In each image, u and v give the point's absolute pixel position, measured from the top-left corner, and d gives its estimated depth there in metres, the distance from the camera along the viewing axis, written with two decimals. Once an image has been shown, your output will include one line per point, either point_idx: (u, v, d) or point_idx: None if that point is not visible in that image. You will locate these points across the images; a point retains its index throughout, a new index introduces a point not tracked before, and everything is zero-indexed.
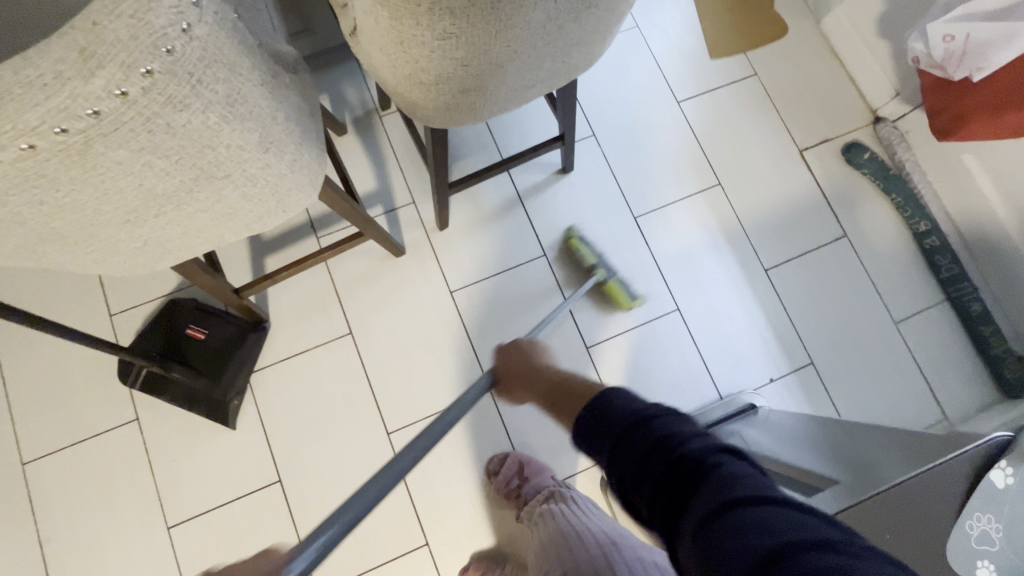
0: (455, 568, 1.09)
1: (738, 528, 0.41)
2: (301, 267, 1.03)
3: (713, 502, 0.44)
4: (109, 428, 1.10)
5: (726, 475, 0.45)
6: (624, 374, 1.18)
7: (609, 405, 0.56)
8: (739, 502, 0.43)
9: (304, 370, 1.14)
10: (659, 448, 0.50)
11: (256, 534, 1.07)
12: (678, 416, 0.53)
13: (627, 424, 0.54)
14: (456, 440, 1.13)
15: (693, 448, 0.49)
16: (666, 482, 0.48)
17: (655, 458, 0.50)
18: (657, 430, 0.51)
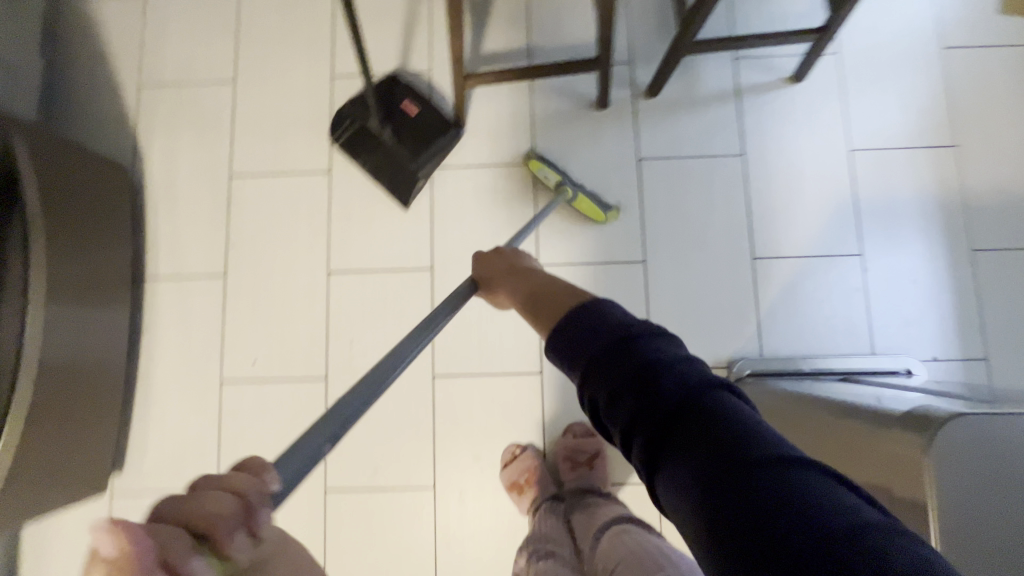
0: (558, 405, 1.13)
1: (770, 487, 0.36)
2: (528, 73, 1.08)
3: (735, 452, 0.38)
4: (304, 170, 1.21)
5: (738, 415, 0.41)
6: (781, 294, 1.13)
7: (593, 320, 0.50)
8: (770, 460, 0.37)
9: (482, 181, 1.19)
10: (655, 372, 0.44)
11: (398, 304, 1.16)
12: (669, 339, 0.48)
13: (618, 338, 0.48)
14: (597, 294, 1.15)
15: (693, 380, 0.44)
16: (660, 412, 0.43)
17: (652, 386, 0.44)
18: (648, 355, 0.46)
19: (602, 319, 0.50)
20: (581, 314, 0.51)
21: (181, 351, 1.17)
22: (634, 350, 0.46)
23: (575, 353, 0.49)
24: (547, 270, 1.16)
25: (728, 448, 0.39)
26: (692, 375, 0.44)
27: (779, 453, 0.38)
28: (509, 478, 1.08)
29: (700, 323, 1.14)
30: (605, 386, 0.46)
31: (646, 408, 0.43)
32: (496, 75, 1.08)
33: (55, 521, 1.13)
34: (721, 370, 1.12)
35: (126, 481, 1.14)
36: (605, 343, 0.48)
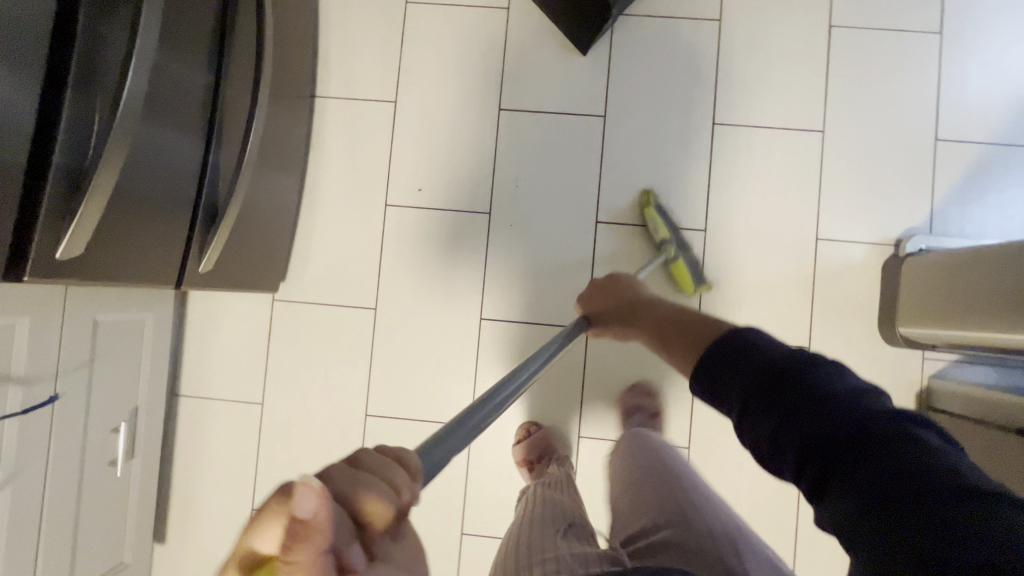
0: (718, 265, 1.14)
1: (953, 514, 0.36)
2: None
3: (916, 476, 0.39)
4: (481, 5, 1.19)
5: (923, 449, 0.40)
6: (959, 179, 1.12)
7: (747, 345, 0.54)
8: (955, 489, 0.37)
9: (664, 33, 1.16)
10: (829, 403, 0.46)
11: (569, 150, 1.16)
12: (835, 368, 0.49)
13: (777, 369, 0.50)
14: (773, 159, 1.14)
15: (858, 402, 0.45)
16: (818, 431, 0.45)
17: (823, 409, 0.46)
18: (817, 384, 0.47)
19: (760, 351, 0.53)
20: (729, 343, 0.55)
21: (349, 174, 1.18)
22: (798, 377, 0.48)
23: (727, 377, 0.53)
24: (722, 131, 1.15)
25: (882, 451, 0.41)
26: (860, 399, 0.46)
27: (972, 484, 0.38)
28: (521, 454, 1.12)
29: (874, 199, 1.13)
30: (770, 418, 0.48)
31: (811, 433, 0.45)
32: None
33: (219, 321, 1.18)
34: (887, 249, 1.12)
35: (288, 291, 1.18)
36: (765, 364, 0.51)
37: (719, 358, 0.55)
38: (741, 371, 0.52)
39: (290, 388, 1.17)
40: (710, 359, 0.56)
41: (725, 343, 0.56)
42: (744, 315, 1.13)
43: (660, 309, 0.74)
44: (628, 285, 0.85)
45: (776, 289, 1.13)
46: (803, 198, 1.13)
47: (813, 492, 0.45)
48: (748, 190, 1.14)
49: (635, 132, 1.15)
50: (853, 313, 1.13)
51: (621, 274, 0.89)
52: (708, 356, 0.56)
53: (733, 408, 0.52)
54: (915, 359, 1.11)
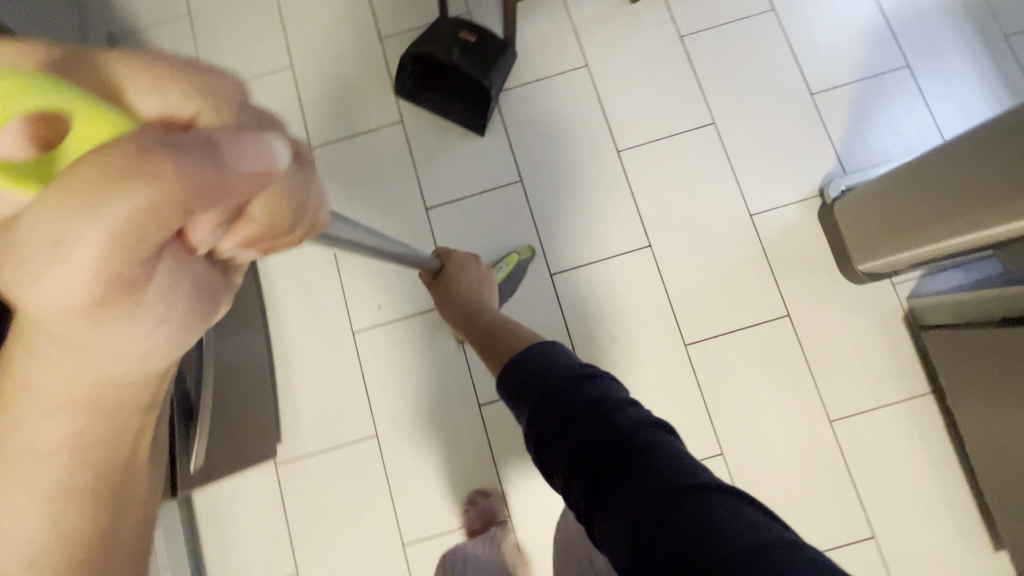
0: (675, 272, 1.18)
1: (683, 508, 0.50)
2: None
3: (661, 483, 0.53)
4: (377, 127, 1.28)
5: (665, 456, 0.55)
6: (848, 119, 1.21)
7: (552, 377, 0.67)
8: (684, 489, 0.52)
9: (544, 94, 1.27)
10: (599, 426, 0.59)
11: (502, 221, 1.22)
12: (596, 381, 0.65)
13: (554, 386, 0.65)
14: (682, 161, 1.22)
15: (606, 410, 0.61)
16: (575, 438, 0.60)
17: (600, 433, 0.59)
18: (593, 412, 0.61)
19: (556, 378, 0.66)
20: (525, 366, 0.71)
21: (308, 318, 1.21)
22: (578, 410, 0.61)
23: (525, 394, 0.68)
24: (627, 154, 1.23)
25: (611, 451, 0.57)
26: (605, 406, 0.61)
27: (695, 484, 0.52)
28: (468, 524, 1.10)
29: (783, 163, 1.20)
30: (564, 447, 0.60)
31: (589, 461, 0.57)
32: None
33: (228, 508, 1.14)
34: (816, 200, 1.19)
35: (287, 452, 1.15)
36: (546, 384, 0.66)
37: (522, 382, 0.69)
38: (533, 390, 0.67)
39: (321, 547, 1.13)
40: (512, 379, 0.71)
41: (519, 364, 0.72)
42: (718, 306, 1.16)
43: (487, 318, 0.94)
44: (473, 279, 1.04)
45: (735, 273, 1.17)
46: (722, 183, 1.20)
47: (592, 509, 0.57)
48: (672, 196, 1.21)
49: (553, 184, 1.23)
50: (813, 267, 1.17)
51: (474, 257, 1.09)
52: (518, 386, 0.69)
53: (536, 437, 0.64)
54: (886, 288, 1.15)
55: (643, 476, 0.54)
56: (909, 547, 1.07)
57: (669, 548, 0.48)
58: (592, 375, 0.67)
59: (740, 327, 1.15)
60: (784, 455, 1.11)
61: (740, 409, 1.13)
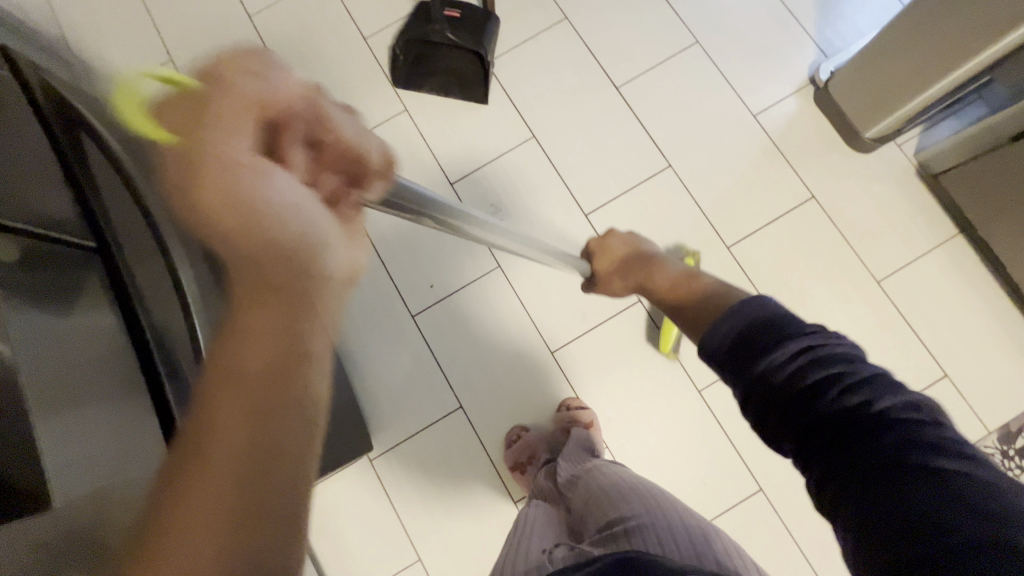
0: (700, 184, 1.25)
1: (964, 516, 0.41)
2: None
3: (925, 491, 0.43)
4: (385, 119, 1.31)
5: (937, 454, 0.44)
6: (815, 9, 1.30)
7: (767, 328, 0.56)
8: (962, 496, 0.42)
9: (533, 52, 1.32)
10: (838, 407, 0.48)
11: (527, 178, 1.27)
12: (830, 348, 0.53)
13: (764, 350, 0.55)
14: (678, 83, 1.29)
15: (846, 393, 0.49)
16: (801, 416, 0.50)
17: (842, 419, 0.48)
18: (832, 394, 0.49)
19: (775, 329, 0.56)
20: (737, 320, 0.58)
21: (365, 313, 1.23)
22: (811, 387, 0.50)
23: (729, 353, 0.57)
24: (626, 88, 1.30)
25: (856, 442, 0.47)
26: (846, 384, 0.50)
27: (978, 486, 0.43)
28: (512, 458, 1.13)
29: (769, 63, 1.29)
30: (791, 429, 0.51)
31: (826, 447, 0.48)
32: None
33: (336, 514, 1.14)
34: (808, 88, 1.27)
35: (380, 443, 1.17)
36: (758, 348, 0.55)
37: (726, 340, 0.58)
38: (747, 352, 0.56)
39: (435, 526, 1.14)
40: (717, 336, 0.59)
41: (729, 320, 0.59)
42: (747, 204, 1.23)
43: (666, 278, 0.90)
44: (631, 245, 1.02)
45: (754, 171, 1.24)
46: (720, 94, 1.28)
47: (827, 501, 0.48)
48: (677, 116, 1.28)
49: (567, 132, 1.28)
50: (822, 148, 1.24)
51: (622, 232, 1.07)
52: (724, 338, 0.58)
53: (749, 412, 0.55)
54: (894, 150, 1.23)
55: (914, 484, 0.43)
56: (979, 377, 1.14)
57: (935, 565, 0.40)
58: (826, 345, 0.53)
59: (773, 219, 1.22)
60: (846, 324, 1.17)
61: (794, 293, 1.19)
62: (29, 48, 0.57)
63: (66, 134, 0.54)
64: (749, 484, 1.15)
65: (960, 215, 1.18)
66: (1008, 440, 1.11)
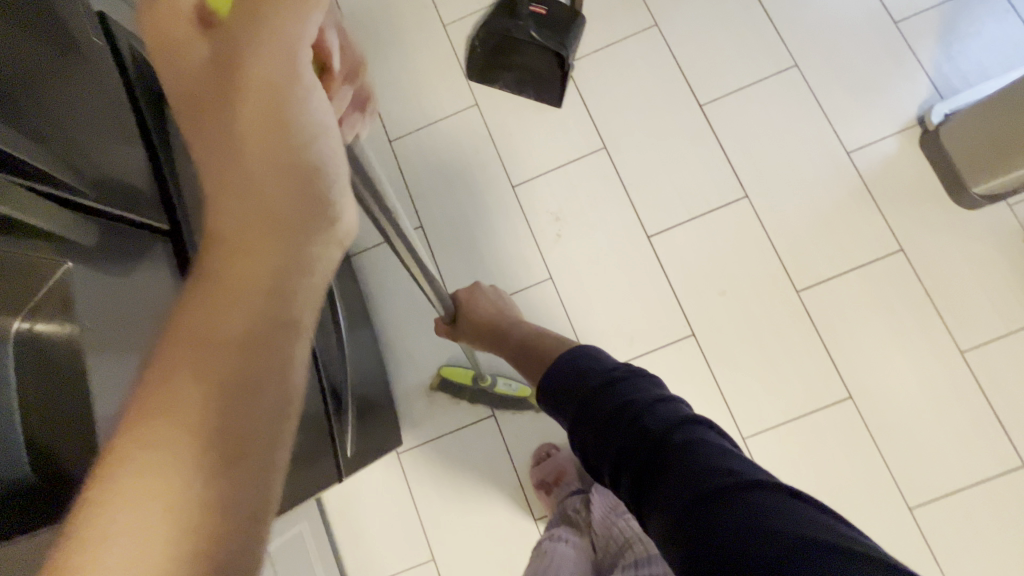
0: (776, 218, 1.16)
1: (736, 514, 0.50)
2: None
3: (702, 485, 0.53)
4: (453, 111, 1.29)
5: (697, 450, 0.57)
6: (936, 41, 1.18)
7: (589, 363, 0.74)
8: (731, 488, 0.52)
9: (616, 57, 1.26)
10: (637, 420, 0.62)
11: (591, 189, 1.22)
12: (629, 386, 0.68)
13: (589, 394, 0.69)
14: (768, 108, 1.20)
15: (638, 409, 0.64)
16: (609, 432, 0.64)
17: (641, 430, 0.61)
18: (639, 411, 0.63)
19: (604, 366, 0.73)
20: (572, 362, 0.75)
21: (411, 306, 1.22)
22: (622, 406, 0.65)
23: (570, 399, 0.72)
24: (710, 107, 1.22)
25: (647, 447, 0.60)
26: (637, 404, 0.64)
27: (739, 482, 0.53)
28: (539, 476, 1.11)
29: (874, 96, 1.18)
30: (610, 449, 0.63)
31: (625, 452, 0.61)
32: None
33: (357, 501, 1.15)
34: (915, 129, 1.16)
35: (409, 438, 1.17)
36: (581, 388, 0.71)
37: (563, 388, 0.73)
38: (580, 392, 0.71)
39: (453, 529, 1.13)
40: (556, 384, 0.74)
41: (569, 374, 0.74)
42: (824, 248, 1.15)
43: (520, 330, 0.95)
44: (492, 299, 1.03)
45: (839, 212, 1.15)
46: (812, 124, 1.19)
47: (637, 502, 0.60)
48: (762, 143, 1.19)
49: (640, 146, 1.22)
50: (921, 197, 1.14)
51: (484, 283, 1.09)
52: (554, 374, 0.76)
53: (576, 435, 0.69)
54: (1002, 208, 1.11)
55: (673, 460, 0.57)
56: None
57: (707, 531, 0.50)
58: (629, 378, 0.69)
59: (851, 267, 1.13)
60: (916, 390, 1.08)
61: (863, 349, 1.10)
62: (147, 62, 0.69)
63: (163, 142, 0.65)
64: None
65: None
66: None
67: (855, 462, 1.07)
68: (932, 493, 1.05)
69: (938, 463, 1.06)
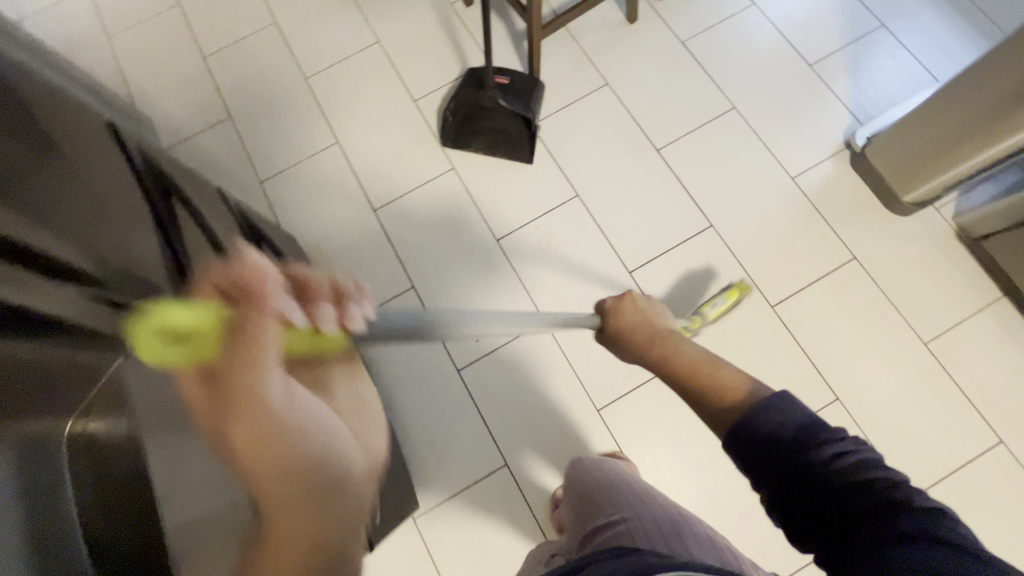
0: (741, 242, 1.27)
1: None
2: (549, 29, 1.30)
3: None
4: (433, 177, 1.37)
5: None
6: (847, 77, 1.36)
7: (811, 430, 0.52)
8: None
9: (576, 115, 1.39)
10: (872, 532, 0.46)
11: (571, 233, 1.30)
12: (859, 452, 0.51)
13: (806, 457, 0.51)
14: (717, 146, 1.34)
15: (883, 488, 0.48)
16: (826, 504, 0.49)
17: (879, 545, 0.45)
18: (881, 522, 0.46)
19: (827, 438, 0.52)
20: (784, 419, 0.53)
21: (411, 365, 1.24)
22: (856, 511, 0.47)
23: (770, 471, 0.52)
24: (666, 150, 1.35)
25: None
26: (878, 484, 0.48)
27: None
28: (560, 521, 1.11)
29: (804, 128, 1.34)
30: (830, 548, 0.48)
31: (848, 553, 0.47)
32: (543, 32, 1.29)
33: None
34: (844, 151, 1.31)
35: (424, 500, 1.15)
36: (796, 460, 0.51)
37: (766, 442, 0.53)
38: (790, 457, 0.52)
39: None
40: (751, 433, 0.54)
41: (773, 428, 0.53)
42: (790, 265, 1.25)
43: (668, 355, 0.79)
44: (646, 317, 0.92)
45: (794, 231, 1.27)
46: (759, 157, 1.33)
47: None
48: (717, 176, 1.32)
49: (610, 190, 1.33)
50: (861, 209, 1.27)
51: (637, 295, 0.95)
52: (748, 427, 0.55)
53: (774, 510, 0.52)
54: (932, 212, 1.25)
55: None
56: None
57: None
58: (870, 475, 0.49)
59: (816, 279, 1.24)
60: (894, 384, 1.17)
61: (840, 355, 1.19)
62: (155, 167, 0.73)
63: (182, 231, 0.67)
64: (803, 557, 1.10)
65: (1006, 279, 1.19)
66: None
67: None
68: (928, 485, 1.11)
69: (928, 450, 1.13)
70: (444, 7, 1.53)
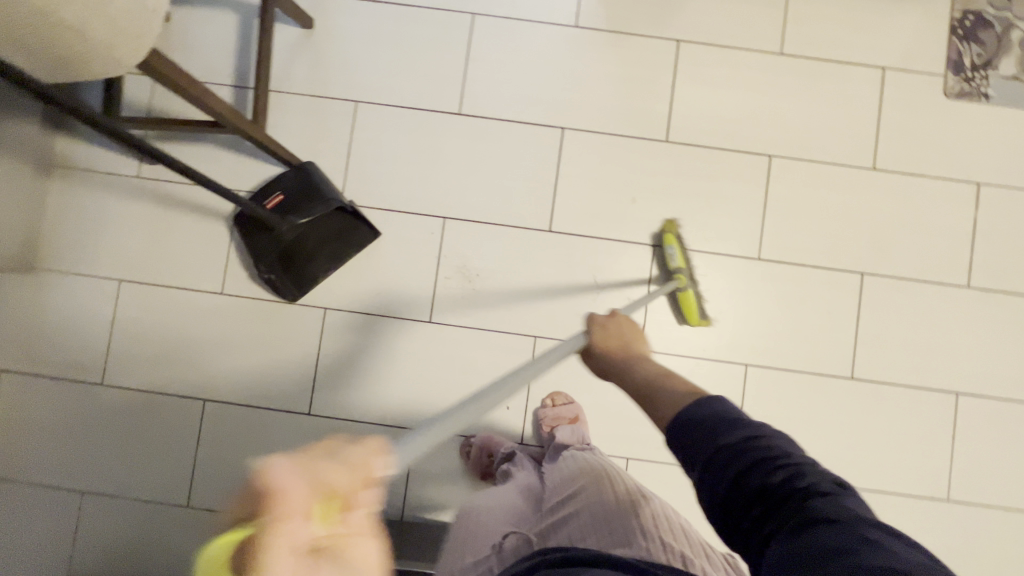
0: (596, 117, 1.19)
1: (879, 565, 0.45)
2: (262, 111, 1.04)
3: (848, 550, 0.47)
4: (320, 333, 1.17)
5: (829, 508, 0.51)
6: None
7: (723, 411, 0.62)
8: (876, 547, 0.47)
9: (365, 155, 1.18)
10: (763, 472, 0.56)
11: (476, 252, 1.17)
12: (780, 442, 0.59)
13: (715, 432, 0.60)
14: (496, 61, 1.19)
15: (792, 469, 0.55)
16: (735, 474, 0.57)
17: (765, 489, 0.55)
18: (768, 464, 0.56)
19: (726, 415, 0.62)
20: (701, 407, 0.63)
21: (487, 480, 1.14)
22: (750, 458, 0.57)
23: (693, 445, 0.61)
24: (464, 106, 1.19)
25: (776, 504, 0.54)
26: (778, 461, 0.56)
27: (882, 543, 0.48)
28: None
29: None
30: (725, 488, 0.57)
31: (742, 493, 0.56)
32: (262, 121, 1.05)
33: None
34: None
35: None
36: (708, 433, 0.60)
37: (695, 422, 0.62)
38: (697, 439, 0.61)
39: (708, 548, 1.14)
40: (684, 422, 0.63)
41: (698, 410, 0.63)
42: (644, 96, 1.19)
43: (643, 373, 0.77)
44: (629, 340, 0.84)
45: (619, 66, 1.20)
46: (535, 34, 1.20)
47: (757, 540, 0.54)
48: (523, 85, 1.19)
49: (462, 185, 1.18)
50: None
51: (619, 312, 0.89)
52: (682, 421, 0.63)
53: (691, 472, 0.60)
54: None
55: (794, 502, 0.53)
56: (909, 44, 1.20)
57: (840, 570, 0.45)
58: (770, 437, 0.59)
59: (671, 86, 1.19)
60: (792, 104, 1.19)
61: (743, 121, 1.19)
62: None
63: None
64: (862, 281, 1.17)
65: None
66: (959, 67, 1.19)
67: (822, 185, 1.18)
68: (878, 147, 1.19)
69: (853, 125, 1.19)
70: (136, 185, 1.20)
